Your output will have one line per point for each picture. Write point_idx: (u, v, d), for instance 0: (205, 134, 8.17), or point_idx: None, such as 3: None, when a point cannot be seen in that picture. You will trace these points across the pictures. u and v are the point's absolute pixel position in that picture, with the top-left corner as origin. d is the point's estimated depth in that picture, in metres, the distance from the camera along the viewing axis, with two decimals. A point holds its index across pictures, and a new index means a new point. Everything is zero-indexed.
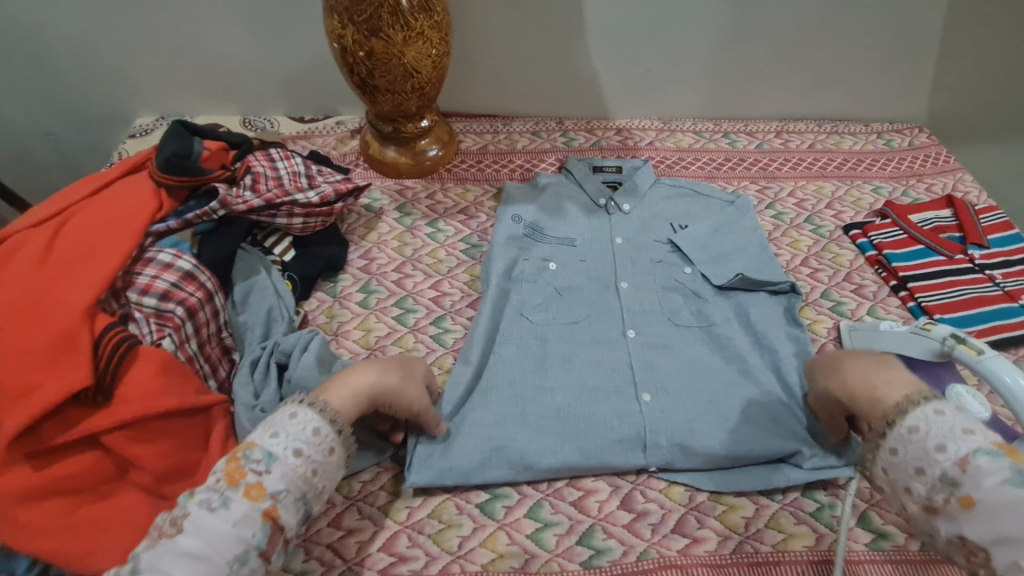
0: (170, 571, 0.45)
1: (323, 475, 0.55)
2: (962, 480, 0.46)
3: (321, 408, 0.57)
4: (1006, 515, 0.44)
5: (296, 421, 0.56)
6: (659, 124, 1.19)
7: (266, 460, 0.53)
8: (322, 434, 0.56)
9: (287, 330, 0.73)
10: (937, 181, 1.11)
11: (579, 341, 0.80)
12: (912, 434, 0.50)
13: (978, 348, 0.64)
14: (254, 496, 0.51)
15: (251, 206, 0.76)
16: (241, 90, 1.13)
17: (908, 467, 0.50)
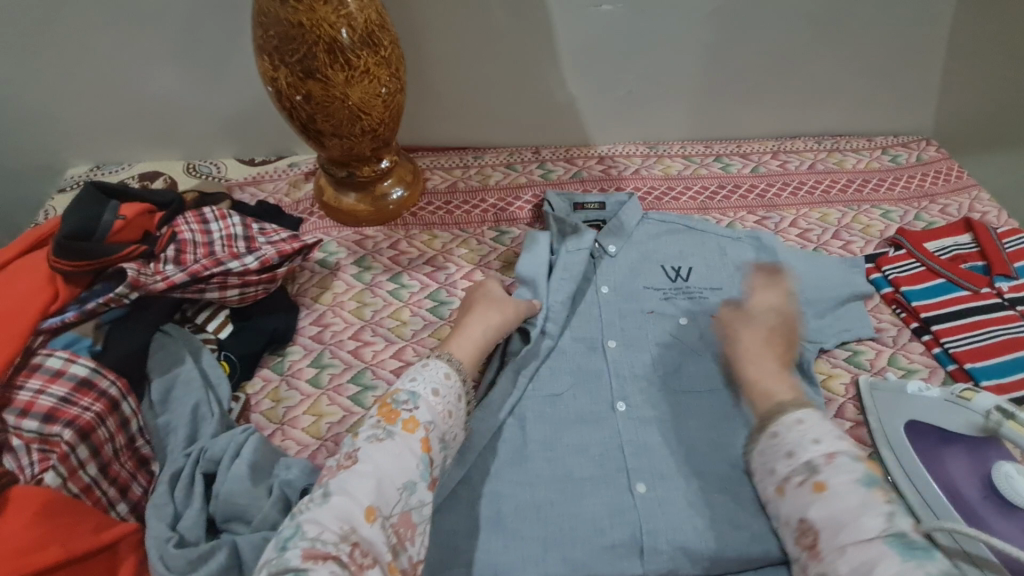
0: (357, 494, 0.49)
1: (457, 417, 0.59)
2: (825, 469, 0.55)
3: (449, 359, 0.63)
4: (843, 500, 0.53)
5: (428, 368, 0.60)
6: (645, 149, 1.10)
7: (412, 400, 0.56)
8: (452, 379, 0.60)
9: (219, 430, 0.62)
10: (951, 201, 1.02)
11: (562, 420, 0.71)
12: (800, 425, 0.61)
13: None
14: (411, 427, 0.54)
15: (171, 283, 0.66)
16: (182, 134, 1.02)
17: (783, 453, 0.60)
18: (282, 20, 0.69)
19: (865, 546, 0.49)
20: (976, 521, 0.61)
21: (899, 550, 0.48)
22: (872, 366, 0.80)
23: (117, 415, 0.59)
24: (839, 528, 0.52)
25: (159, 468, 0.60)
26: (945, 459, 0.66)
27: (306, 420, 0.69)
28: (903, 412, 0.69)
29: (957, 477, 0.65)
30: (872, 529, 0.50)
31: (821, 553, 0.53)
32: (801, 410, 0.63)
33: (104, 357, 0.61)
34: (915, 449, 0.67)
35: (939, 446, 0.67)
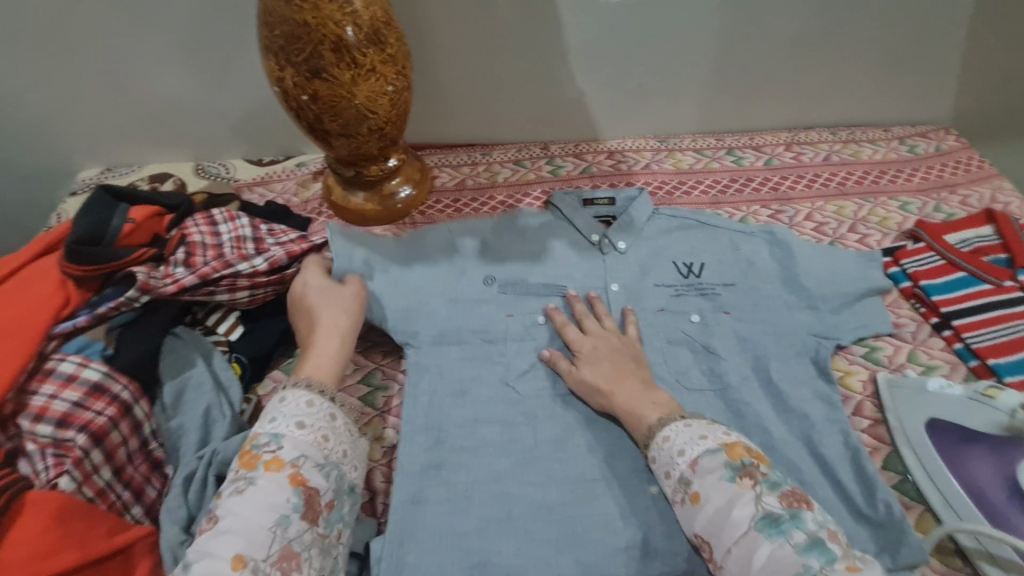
0: (223, 547, 0.47)
1: (338, 436, 0.57)
2: (693, 479, 0.57)
3: (306, 383, 0.59)
4: (713, 503, 0.54)
5: (287, 401, 0.57)
6: (655, 143, 1.08)
7: (272, 440, 0.53)
8: (317, 404, 0.57)
9: (231, 432, 0.62)
10: (971, 192, 0.99)
11: (573, 420, 0.71)
12: (665, 443, 0.61)
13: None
14: (274, 467, 0.52)
15: (182, 285, 0.66)
16: (190, 134, 1.02)
17: (660, 472, 0.60)
18: (289, 19, 0.68)
19: (744, 543, 0.51)
20: (996, 519, 0.60)
21: (768, 532, 0.50)
22: (890, 363, 0.77)
23: (129, 419, 0.59)
24: (721, 530, 0.53)
25: (173, 471, 0.61)
26: (967, 458, 0.65)
27: None
28: (924, 412, 0.68)
29: (981, 476, 0.63)
30: (742, 524, 0.52)
31: (717, 564, 0.53)
32: (666, 424, 0.63)
33: (115, 361, 0.61)
34: (936, 447, 0.66)
35: (960, 445, 0.66)
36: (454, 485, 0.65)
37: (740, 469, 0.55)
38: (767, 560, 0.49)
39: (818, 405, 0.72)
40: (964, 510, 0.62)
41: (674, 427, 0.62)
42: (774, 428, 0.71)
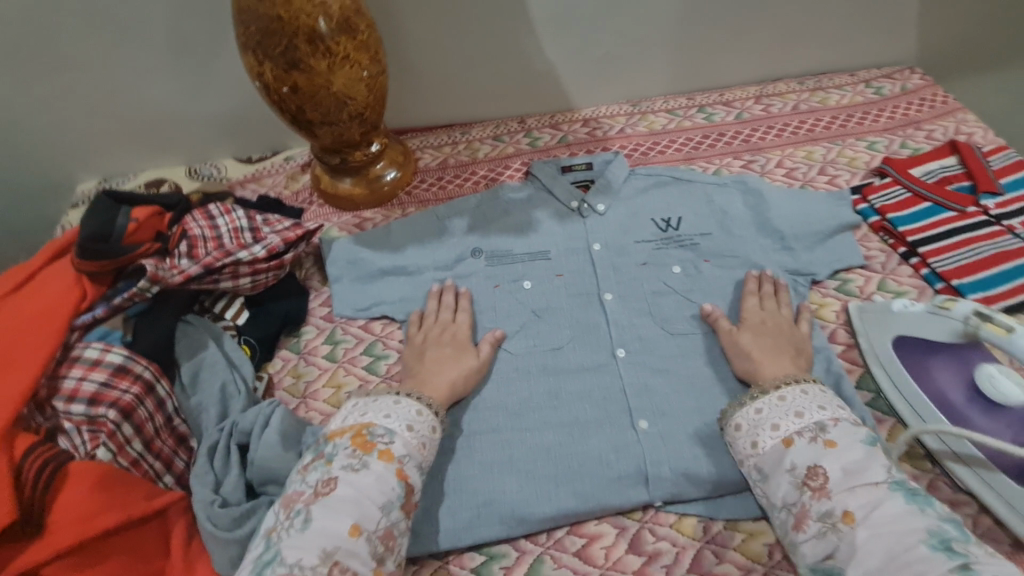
0: (339, 520, 0.52)
1: (432, 446, 0.62)
2: (832, 427, 0.58)
3: (419, 395, 0.64)
4: (855, 455, 0.55)
5: (402, 404, 0.62)
6: (629, 107, 1.12)
7: (388, 434, 0.59)
8: (425, 414, 0.63)
9: (247, 405, 0.68)
10: (936, 127, 1.03)
11: (564, 370, 0.76)
12: (804, 393, 0.62)
13: (1006, 326, 0.59)
14: (386, 459, 0.57)
15: (187, 276, 0.71)
16: (181, 139, 1.06)
17: (789, 411, 0.61)
18: (262, 14, 0.72)
19: (877, 492, 0.53)
20: (956, 418, 0.65)
21: (905, 496, 0.52)
22: (861, 292, 0.82)
23: (154, 397, 0.64)
24: (855, 475, 0.54)
25: (197, 443, 0.65)
26: (932, 368, 0.68)
27: (327, 392, 0.75)
28: (891, 329, 0.71)
29: (944, 383, 0.67)
30: (880, 476, 0.54)
31: (829, 495, 0.54)
32: (786, 384, 0.63)
33: (136, 345, 0.67)
34: (903, 361, 0.69)
35: (926, 359, 0.69)
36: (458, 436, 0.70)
37: (879, 439, 0.57)
38: (901, 511, 0.51)
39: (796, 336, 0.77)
40: (926, 414, 0.66)
41: (815, 387, 0.63)
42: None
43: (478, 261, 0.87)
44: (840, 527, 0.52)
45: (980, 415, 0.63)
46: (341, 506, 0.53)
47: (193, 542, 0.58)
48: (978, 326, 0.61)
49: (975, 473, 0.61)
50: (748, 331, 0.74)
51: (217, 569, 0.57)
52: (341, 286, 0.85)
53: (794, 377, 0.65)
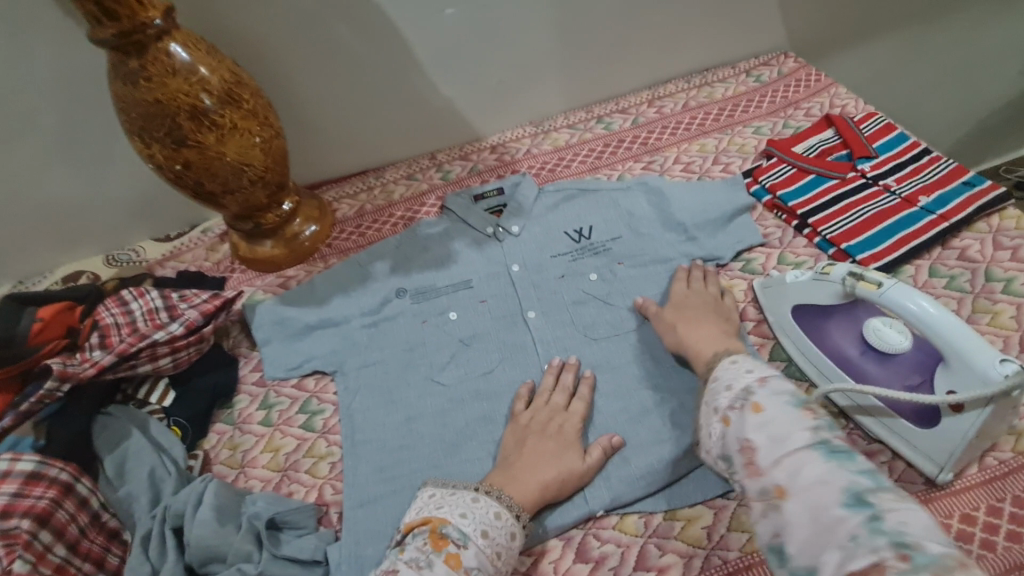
0: None
1: (507, 556, 0.58)
2: (757, 391, 0.53)
3: (499, 493, 0.62)
4: (774, 415, 0.50)
5: (479, 504, 0.60)
6: (533, 128, 1.16)
7: (463, 537, 0.56)
8: (505, 518, 0.59)
9: (178, 486, 0.67)
10: (813, 104, 1.10)
11: (495, 394, 0.77)
12: (733, 363, 0.60)
13: (878, 281, 0.65)
14: (453, 564, 0.54)
15: (101, 366, 0.70)
16: (93, 229, 1.05)
17: (721, 386, 0.57)
18: (141, 100, 0.73)
19: (797, 456, 0.47)
20: (856, 373, 0.69)
21: (826, 455, 0.46)
22: (764, 269, 0.86)
23: (74, 497, 0.62)
24: (777, 441, 0.49)
25: (129, 535, 0.64)
26: (829, 328, 0.73)
27: (265, 458, 0.75)
28: (787, 298, 0.76)
29: (840, 340, 0.71)
30: (801, 437, 0.48)
31: (759, 470, 0.49)
32: (719, 364, 0.61)
33: (48, 449, 0.66)
34: (802, 327, 0.74)
35: (823, 322, 0.73)
36: (400, 479, 0.71)
37: (806, 397, 0.51)
38: (820, 476, 0.45)
39: None
40: (829, 372, 0.71)
41: (747, 355, 0.60)
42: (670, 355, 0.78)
43: (403, 302, 0.89)
44: (774, 503, 0.47)
45: (875, 366, 0.68)
46: None
47: None
48: (856, 286, 0.67)
49: (878, 418, 0.66)
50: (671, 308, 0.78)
51: None
52: (271, 349, 0.85)
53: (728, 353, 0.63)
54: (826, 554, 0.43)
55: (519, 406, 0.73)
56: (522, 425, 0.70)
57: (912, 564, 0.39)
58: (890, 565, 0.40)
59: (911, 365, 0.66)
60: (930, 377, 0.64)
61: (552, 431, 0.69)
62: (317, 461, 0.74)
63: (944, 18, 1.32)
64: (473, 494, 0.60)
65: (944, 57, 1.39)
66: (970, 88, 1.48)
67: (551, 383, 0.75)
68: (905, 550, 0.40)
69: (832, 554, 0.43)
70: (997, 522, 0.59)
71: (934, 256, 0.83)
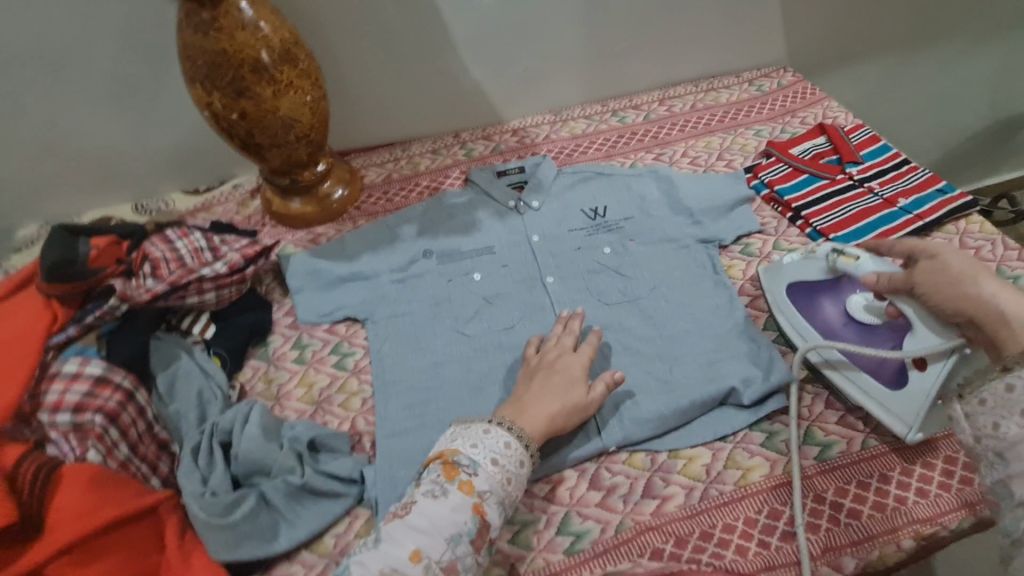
0: (403, 540, 0.57)
1: (517, 481, 0.63)
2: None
3: (509, 425, 0.66)
4: None
5: (490, 435, 0.64)
6: (552, 116, 1.24)
7: (473, 466, 0.61)
8: (513, 447, 0.64)
9: (224, 408, 0.72)
10: (808, 113, 1.21)
11: (517, 347, 0.84)
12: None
13: (855, 256, 0.78)
14: (465, 489, 0.60)
15: (155, 293, 0.76)
16: (126, 176, 1.09)
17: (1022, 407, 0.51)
18: (208, 49, 0.79)
19: None
20: (838, 340, 0.79)
21: None
22: (761, 253, 0.96)
23: (134, 404, 0.68)
24: None
25: (178, 447, 0.70)
26: (819, 303, 0.82)
27: (300, 392, 0.80)
28: (782, 276, 0.85)
29: (828, 315, 0.80)
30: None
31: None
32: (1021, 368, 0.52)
33: (110, 358, 0.70)
34: (793, 301, 0.83)
35: (815, 299, 0.82)
36: (428, 414, 0.77)
37: None
38: None
39: (713, 292, 0.89)
40: (815, 341, 0.79)
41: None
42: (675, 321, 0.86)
43: (430, 262, 0.95)
44: None
45: (854, 334, 0.78)
46: (408, 532, 0.58)
47: (186, 534, 0.62)
48: (837, 261, 0.79)
49: (856, 382, 0.73)
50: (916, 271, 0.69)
51: (212, 556, 0.61)
52: (303, 296, 0.90)
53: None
54: None
55: (530, 350, 0.78)
56: (533, 365, 0.75)
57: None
58: None
59: (888, 336, 0.75)
60: (899, 342, 0.73)
61: (560, 367, 0.73)
62: (349, 396, 0.80)
63: (927, 48, 1.45)
64: (481, 427, 0.64)
65: (923, 85, 1.53)
66: (945, 115, 1.62)
67: (559, 330, 0.80)
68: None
69: None
70: (953, 468, 0.68)
71: None
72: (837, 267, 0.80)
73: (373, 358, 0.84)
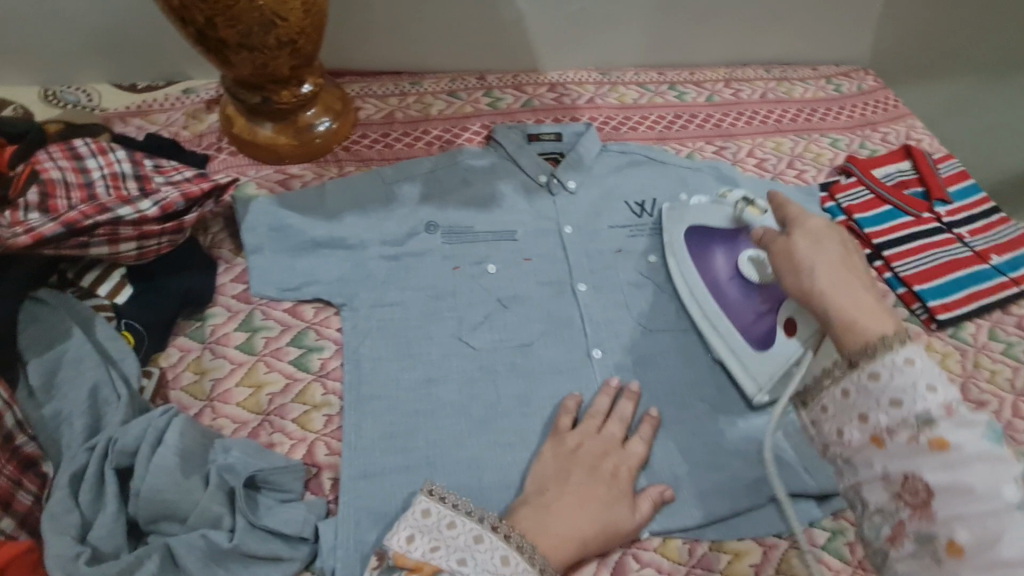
0: None
1: None
2: (942, 420, 0.42)
3: (509, 531, 0.49)
4: (967, 457, 0.40)
5: (482, 546, 0.48)
6: (598, 75, 1.01)
7: None
8: (512, 564, 0.48)
9: (130, 415, 0.53)
10: (891, 130, 1.04)
11: (534, 372, 0.66)
12: (908, 366, 0.45)
13: (761, 210, 0.70)
14: None
15: (40, 235, 0.54)
16: (32, 51, 0.80)
17: (881, 398, 0.46)
18: None
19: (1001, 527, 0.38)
20: (720, 295, 0.69)
21: None
22: None
23: None
24: (967, 495, 0.40)
25: (53, 469, 0.50)
26: (710, 253, 0.71)
27: (242, 394, 0.60)
28: (686, 221, 0.74)
29: (717, 265, 0.70)
30: (1003, 491, 0.39)
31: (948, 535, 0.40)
32: (873, 357, 0.46)
33: None
34: (690, 247, 0.72)
35: (710, 247, 0.72)
36: (412, 451, 0.59)
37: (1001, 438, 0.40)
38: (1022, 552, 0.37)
39: None
40: (696, 293, 0.70)
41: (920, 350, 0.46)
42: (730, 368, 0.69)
43: (434, 239, 0.72)
44: (943, 563, 0.40)
45: (738, 291, 0.68)
46: None
47: None
48: (745, 211, 0.70)
49: (721, 335, 0.68)
50: (801, 234, 0.57)
51: None
52: (260, 259, 0.67)
53: (884, 343, 0.46)
54: None
55: (565, 421, 0.60)
56: (566, 450, 0.57)
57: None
58: None
59: (766, 296, 0.66)
60: (775, 304, 0.65)
61: (603, 470, 0.56)
62: (309, 410, 0.60)
63: None
64: (470, 533, 0.49)
65: None
66: None
67: (606, 406, 0.62)
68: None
69: None
70: None
71: (993, 319, 0.80)
72: (742, 217, 0.70)
73: (346, 362, 0.63)
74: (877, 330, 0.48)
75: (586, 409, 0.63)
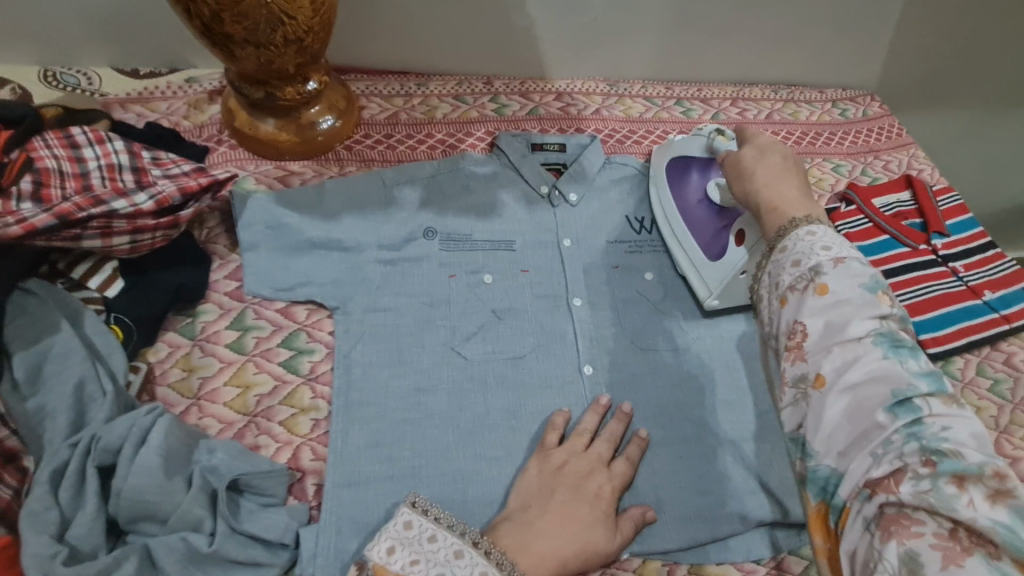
0: None
1: None
2: (830, 269, 0.46)
3: (489, 548, 0.49)
4: (841, 297, 0.45)
5: (462, 562, 0.48)
6: (606, 86, 1.01)
7: None
8: None
9: (115, 412, 0.53)
10: (893, 158, 1.04)
11: (523, 385, 0.66)
12: (812, 235, 0.49)
13: (730, 138, 0.71)
14: None
15: (31, 227, 0.53)
16: (33, 31, 0.79)
17: (788, 261, 0.49)
18: None
19: (856, 354, 0.43)
20: (688, 217, 0.74)
21: (885, 350, 0.42)
22: None
23: None
24: (836, 329, 0.44)
25: (34, 464, 0.50)
26: (688, 181, 0.75)
27: (231, 393, 0.60)
28: (670, 150, 0.77)
29: (691, 191, 0.75)
30: (859, 328, 0.43)
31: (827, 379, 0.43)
32: (789, 230, 0.51)
33: None
34: (669, 176, 0.77)
35: (687, 176, 0.75)
36: (398, 460, 0.59)
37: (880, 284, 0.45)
38: (871, 372, 0.42)
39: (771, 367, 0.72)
40: (669, 216, 0.76)
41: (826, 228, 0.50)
42: (712, 377, 0.70)
43: (431, 246, 0.72)
44: (810, 392, 0.44)
45: (704, 212, 0.73)
46: None
47: None
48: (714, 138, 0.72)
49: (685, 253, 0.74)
50: (751, 149, 0.62)
51: None
52: (255, 257, 0.67)
53: (798, 220, 0.51)
54: (857, 454, 0.41)
55: (552, 438, 0.60)
56: (552, 467, 0.57)
57: (935, 472, 0.37)
58: (908, 469, 0.38)
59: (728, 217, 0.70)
60: (734, 222, 0.71)
61: (588, 489, 0.56)
62: (297, 413, 0.60)
63: None
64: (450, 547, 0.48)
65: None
66: None
67: (595, 424, 0.62)
68: (932, 456, 0.38)
69: (862, 457, 0.41)
70: None
71: (982, 354, 0.80)
72: (712, 146, 0.72)
73: (337, 367, 0.63)
74: (791, 215, 0.53)
75: (574, 426, 0.63)
